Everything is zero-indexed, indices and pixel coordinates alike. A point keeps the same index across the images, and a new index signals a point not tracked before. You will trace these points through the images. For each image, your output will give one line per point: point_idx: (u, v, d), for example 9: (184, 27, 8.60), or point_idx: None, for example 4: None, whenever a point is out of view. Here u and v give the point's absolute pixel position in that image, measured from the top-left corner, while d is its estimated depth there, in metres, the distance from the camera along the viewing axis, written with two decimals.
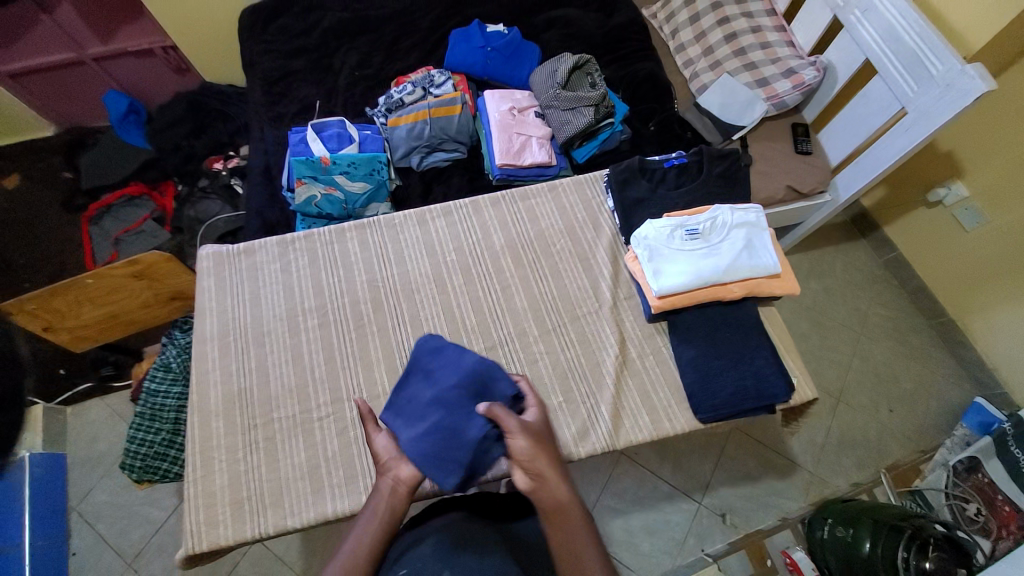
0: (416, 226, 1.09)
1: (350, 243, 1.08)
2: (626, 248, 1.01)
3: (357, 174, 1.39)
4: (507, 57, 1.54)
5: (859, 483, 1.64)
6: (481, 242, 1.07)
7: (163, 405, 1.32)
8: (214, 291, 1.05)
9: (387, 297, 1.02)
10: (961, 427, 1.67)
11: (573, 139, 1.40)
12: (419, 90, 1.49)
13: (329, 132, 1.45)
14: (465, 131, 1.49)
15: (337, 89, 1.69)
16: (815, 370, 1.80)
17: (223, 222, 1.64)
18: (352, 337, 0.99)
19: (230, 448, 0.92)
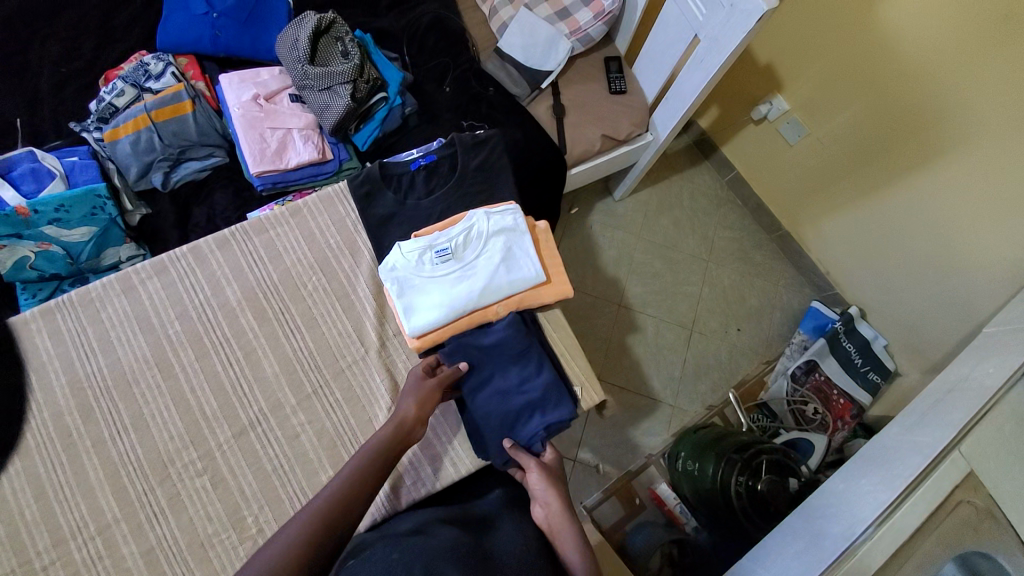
0: (122, 297, 0.87)
1: (38, 338, 0.84)
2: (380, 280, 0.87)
3: (73, 219, 1.08)
4: (243, 24, 1.21)
5: (713, 405, 1.74)
6: (211, 301, 0.87)
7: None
8: None
9: (98, 400, 0.82)
10: (799, 333, 1.77)
11: (342, 125, 1.16)
12: (131, 88, 1.15)
13: (18, 170, 1.10)
14: (210, 132, 1.19)
15: (39, 92, 1.28)
16: (672, 307, 1.83)
17: None
18: (62, 460, 0.79)
19: None
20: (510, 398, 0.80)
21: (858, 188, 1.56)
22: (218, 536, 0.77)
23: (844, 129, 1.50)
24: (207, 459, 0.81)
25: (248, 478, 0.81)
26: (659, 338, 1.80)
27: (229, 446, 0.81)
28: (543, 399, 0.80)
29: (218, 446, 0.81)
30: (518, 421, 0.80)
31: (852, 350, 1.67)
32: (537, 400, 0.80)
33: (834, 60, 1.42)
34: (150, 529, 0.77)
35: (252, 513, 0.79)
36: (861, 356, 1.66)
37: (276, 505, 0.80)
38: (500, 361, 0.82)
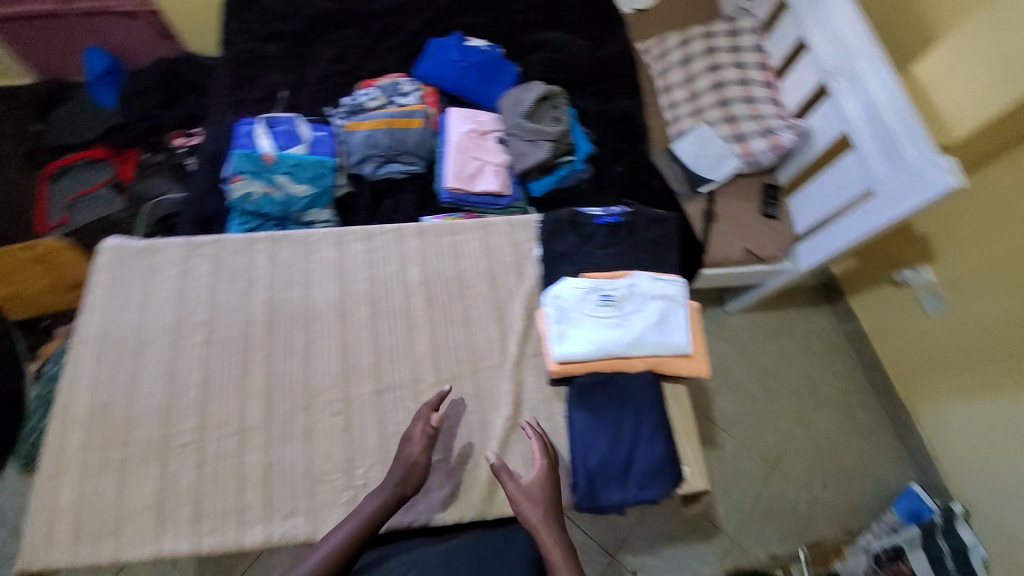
0: (331, 247, 1.04)
1: (259, 256, 1.02)
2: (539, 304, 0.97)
3: (301, 177, 1.34)
4: (481, 75, 1.49)
5: (777, 555, 1.60)
6: (395, 275, 1.02)
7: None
8: (106, 287, 0.96)
9: (282, 321, 0.96)
10: (891, 513, 1.56)
11: (528, 171, 1.34)
12: (383, 97, 1.45)
13: (280, 128, 1.38)
14: (423, 146, 1.43)
15: (307, 81, 1.63)
16: (758, 435, 1.75)
17: (170, 202, 1.60)
18: (236, 360, 0.92)
19: (83, 465, 0.83)
20: (623, 447, 0.85)
21: (996, 383, 1.45)
22: (329, 474, 0.85)
23: (995, 318, 1.43)
24: (346, 404, 0.90)
25: (371, 434, 0.88)
26: (734, 462, 1.71)
27: (366, 400, 0.91)
28: (645, 459, 0.85)
29: (358, 396, 0.91)
30: (620, 472, 0.84)
31: (947, 551, 1.40)
32: (644, 459, 0.85)
33: (997, 249, 1.39)
34: (279, 444, 0.86)
35: (362, 466, 0.86)
36: (954, 561, 1.38)
37: (387, 466, 0.86)
38: (624, 411, 0.87)
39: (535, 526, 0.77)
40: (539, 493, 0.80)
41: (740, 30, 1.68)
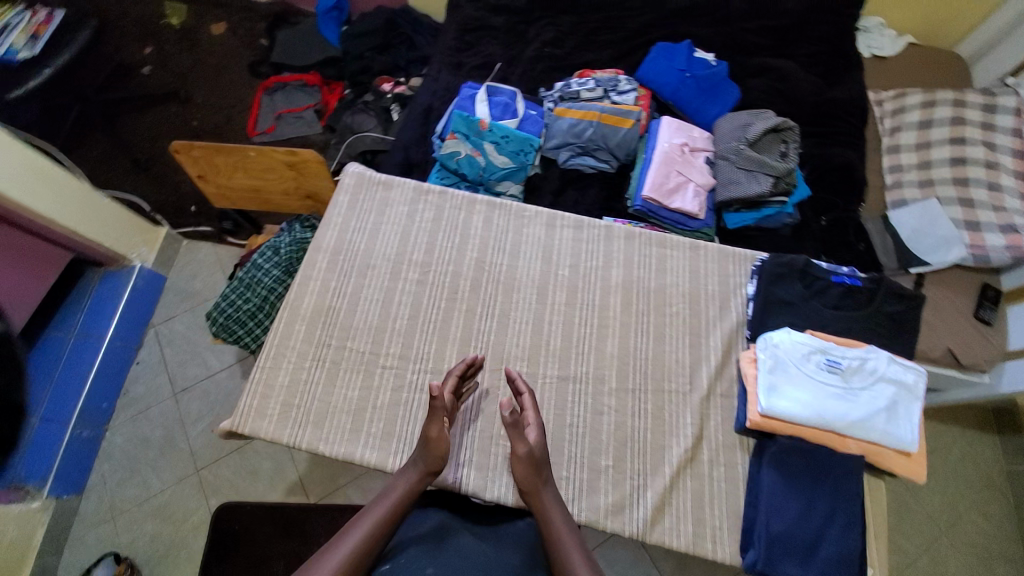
0: (542, 225, 1.06)
1: (476, 216, 1.06)
2: (747, 347, 0.94)
3: (505, 149, 1.37)
4: (702, 90, 1.43)
5: None
6: (598, 270, 1.02)
7: (271, 299, 1.35)
8: (346, 207, 1.07)
9: (487, 282, 1.00)
10: None
11: (733, 202, 1.28)
12: (600, 90, 1.43)
13: (497, 99, 1.41)
14: (625, 147, 1.39)
15: (521, 57, 1.67)
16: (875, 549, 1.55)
17: (371, 140, 1.75)
18: (441, 305, 0.98)
19: (302, 355, 0.95)
20: (812, 524, 0.80)
21: None
22: (502, 439, 0.89)
23: None
24: (530, 381, 0.93)
25: (548, 417, 0.90)
26: None
27: (549, 383, 0.93)
28: (833, 543, 0.79)
29: (543, 377, 0.93)
30: (802, 548, 0.79)
31: None
32: (833, 544, 0.79)
33: None
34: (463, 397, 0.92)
35: None
36: None
37: (557, 452, 0.88)
38: (821, 487, 0.81)
39: (540, 504, 0.76)
40: (541, 451, 0.80)
41: (997, 107, 1.44)
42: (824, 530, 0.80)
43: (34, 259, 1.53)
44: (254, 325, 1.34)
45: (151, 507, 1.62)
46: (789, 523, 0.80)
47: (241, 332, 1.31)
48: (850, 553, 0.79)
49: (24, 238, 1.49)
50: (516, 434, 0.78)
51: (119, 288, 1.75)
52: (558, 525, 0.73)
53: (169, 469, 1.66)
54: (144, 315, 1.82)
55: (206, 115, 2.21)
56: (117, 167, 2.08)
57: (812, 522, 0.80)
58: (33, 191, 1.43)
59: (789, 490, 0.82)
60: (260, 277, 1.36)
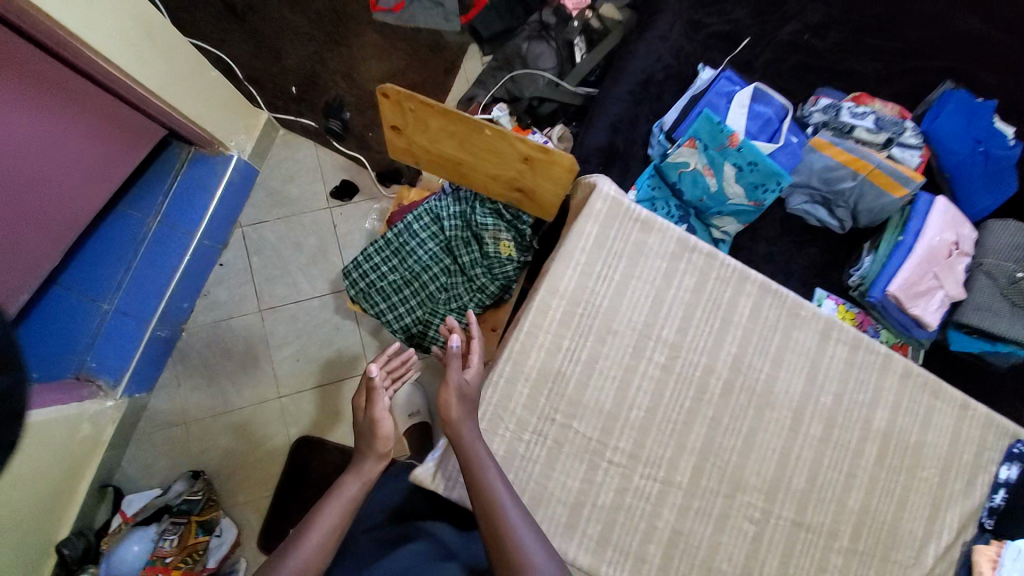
0: (816, 333, 0.88)
1: (744, 299, 0.86)
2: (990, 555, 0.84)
3: (745, 178, 1.09)
4: (991, 173, 1.15)
5: None
6: (864, 408, 0.89)
7: (419, 276, 1.16)
8: (592, 243, 0.84)
9: (741, 390, 0.85)
10: None
11: (978, 330, 1.11)
12: (883, 136, 1.13)
13: (761, 110, 1.10)
14: (875, 215, 1.16)
15: (774, 36, 1.27)
16: None
17: (544, 82, 1.42)
18: (685, 404, 0.83)
19: (521, 423, 0.80)
20: None
21: None
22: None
23: None
24: (763, 518, 0.84)
25: (771, 561, 0.83)
26: None
27: (780, 526, 0.84)
28: None
29: (779, 519, 0.84)
30: None
31: None
32: None
33: None
34: (691, 519, 0.82)
35: None
36: None
37: None
38: None
39: (458, 436, 0.74)
40: (472, 384, 0.79)
41: None
42: None
43: (125, 132, 1.18)
44: (395, 301, 1.16)
45: (228, 421, 1.55)
46: None
47: (382, 307, 1.14)
48: None
49: (114, 105, 1.13)
50: (448, 367, 0.79)
51: (212, 178, 1.47)
52: (482, 463, 0.73)
53: (250, 388, 1.57)
54: (233, 212, 1.58)
55: None
56: (204, 5, 1.65)
57: None
58: (134, 53, 1.05)
59: None
60: (412, 246, 1.15)
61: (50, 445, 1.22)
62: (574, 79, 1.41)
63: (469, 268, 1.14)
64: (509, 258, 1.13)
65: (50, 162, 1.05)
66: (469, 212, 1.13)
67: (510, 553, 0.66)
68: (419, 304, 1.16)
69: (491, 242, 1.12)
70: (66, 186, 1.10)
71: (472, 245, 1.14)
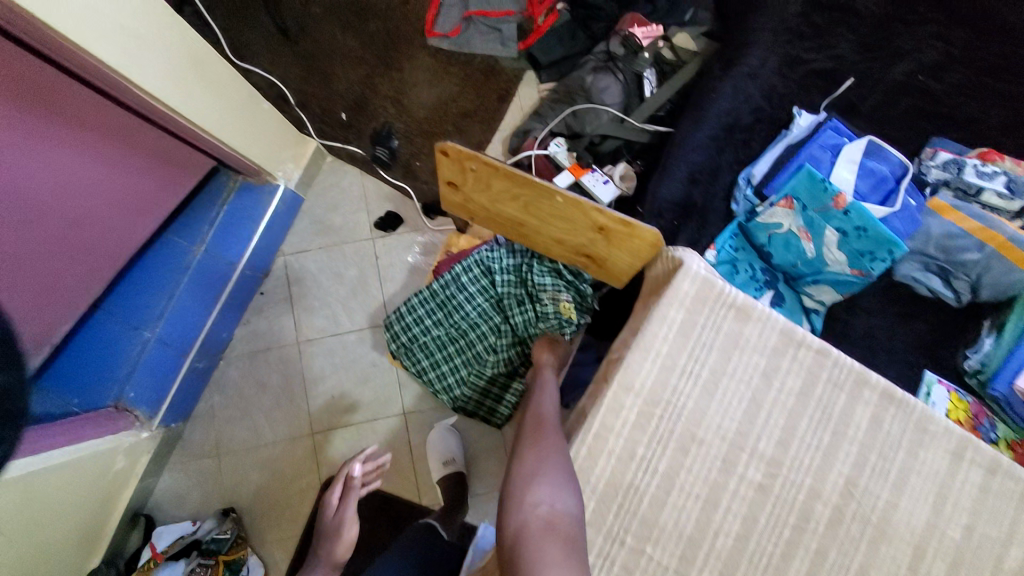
0: (946, 454, 0.73)
1: (858, 408, 0.72)
2: None
3: (851, 245, 0.93)
4: None
5: None
6: (1001, 549, 0.72)
7: (466, 332, 1.09)
8: (677, 331, 0.72)
9: (852, 519, 0.70)
10: None
11: None
12: (1017, 203, 0.97)
13: (873, 166, 0.95)
14: (995, 290, 0.97)
15: (881, 75, 1.10)
16: None
17: (608, 118, 1.30)
18: (783, 534, 0.69)
19: (585, 543, 0.69)
20: None
21: None
22: None
23: None
24: None
25: None
26: None
27: None
28: None
29: None
30: None
31: None
32: None
33: None
34: None
35: None
36: None
37: None
38: None
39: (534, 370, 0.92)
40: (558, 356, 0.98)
41: None
42: None
43: (170, 163, 1.14)
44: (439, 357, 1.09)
45: (260, 456, 1.49)
46: None
47: (423, 365, 1.08)
48: None
49: (161, 138, 1.08)
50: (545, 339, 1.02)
51: (256, 208, 1.41)
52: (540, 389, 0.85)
53: (283, 424, 1.51)
54: (275, 241, 1.53)
55: None
56: (260, 28, 1.63)
57: None
58: (184, 88, 1.00)
59: None
60: (461, 301, 1.08)
61: (81, 485, 1.16)
62: (642, 116, 1.28)
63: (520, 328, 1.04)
64: (564, 321, 1.01)
65: (96, 198, 1.01)
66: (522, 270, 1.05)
67: (526, 449, 0.71)
68: (463, 364, 1.08)
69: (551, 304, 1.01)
70: (113, 222, 1.07)
71: (525, 304, 1.04)
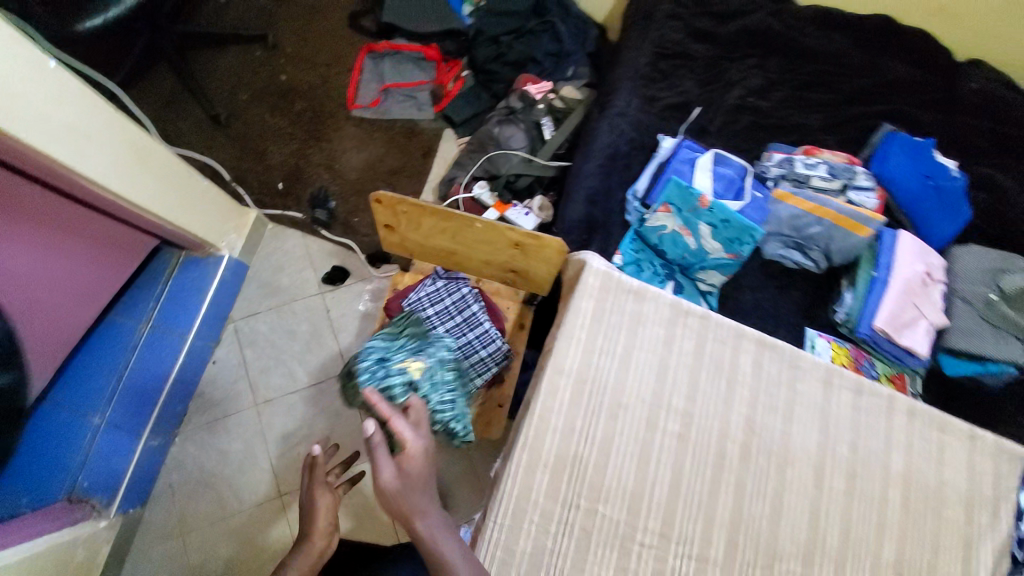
0: (817, 382, 0.89)
1: (743, 357, 0.89)
2: None
3: (721, 235, 1.15)
4: (945, 205, 1.23)
5: None
6: (879, 455, 0.87)
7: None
8: (590, 318, 0.87)
9: (758, 450, 0.84)
10: None
11: (968, 353, 1.14)
12: (837, 183, 1.22)
13: (723, 171, 1.20)
14: (846, 254, 1.22)
15: (721, 103, 1.40)
16: None
17: (518, 159, 1.51)
18: (707, 474, 0.82)
19: (545, 515, 0.77)
20: None
21: None
22: None
23: None
24: None
25: None
26: None
27: None
28: None
29: None
30: None
31: None
32: None
33: None
34: None
35: None
36: None
37: None
38: None
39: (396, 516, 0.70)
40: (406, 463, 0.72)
41: None
42: None
43: (118, 247, 1.20)
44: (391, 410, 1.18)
45: (225, 529, 1.44)
46: None
47: None
48: None
49: (109, 224, 1.15)
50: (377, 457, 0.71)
51: (204, 279, 1.47)
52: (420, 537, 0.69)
53: (247, 492, 1.47)
54: (224, 309, 1.57)
55: (297, 69, 1.85)
56: (189, 115, 1.74)
57: None
58: (131, 177, 1.09)
59: None
60: None
61: None
62: (546, 154, 1.50)
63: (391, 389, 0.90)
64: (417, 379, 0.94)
65: (44, 287, 1.05)
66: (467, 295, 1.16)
67: None
68: None
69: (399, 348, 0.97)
70: (62, 309, 1.09)
71: None
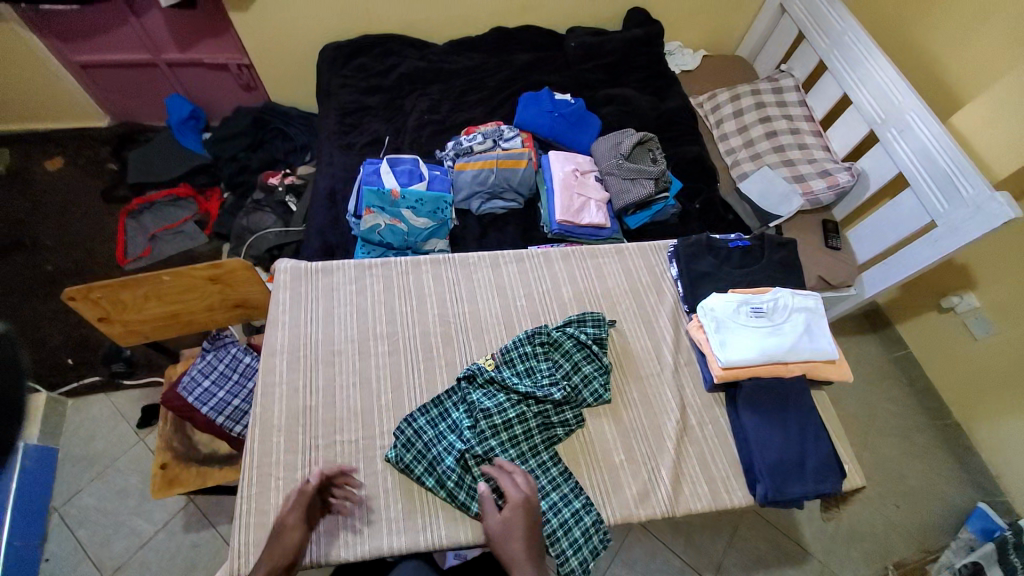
0: (487, 266, 1.14)
1: (425, 275, 1.12)
2: (697, 323, 1.06)
3: (422, 211, 1.45)
4: (571, 124, 1.67)
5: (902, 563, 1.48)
6: (552, 293, 1.12)
7: (213, 429, 1.19)
8: (289, 302, 1.05)
9: (458, 333, 1.04)
10: (966, 530, 1.49)
11: (629, 207, 1.50)
12: (489, 142, 1.60)
13: (402, 168, 1.52)
14: (526, 185, 1.55)
15: (406, 128, 1.77)
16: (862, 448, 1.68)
17: (273, 235, 1.71)
18: (421, 367, 1.00)
19: (289, 466, 0.88)
20: (795, 449, 0.92)
21: None
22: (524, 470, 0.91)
23: None
24: None
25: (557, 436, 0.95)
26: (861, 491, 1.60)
27: None
28: (797, 419, 0.95)
29: None
30: (783, 470, 0.91)
31: None
32: (797, 422, 0.95)
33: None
34: None
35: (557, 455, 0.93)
36: None
37: (576, 466, 0.92)
38: (768, 404, 0.96)
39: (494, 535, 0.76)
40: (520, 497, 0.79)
41: (783, 87, 1.85)
42: (799, 432, 0.94)
43: None
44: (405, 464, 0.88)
45: None
46: (766, 449, 0.92)
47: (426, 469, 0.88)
48: (824, 456, 0.93)
49: None
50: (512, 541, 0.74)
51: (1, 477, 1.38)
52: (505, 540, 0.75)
53: None
54: (43, 500, 1.49)
55: (61, 255, 1.95)
56: None
57: (796, 434, 0.94)
58: None
59: (757, 422, 0.95)
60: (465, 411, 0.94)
61: None
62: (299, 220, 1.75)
63: (522, 456, 0.90)
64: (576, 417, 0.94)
65: None
66: (237, 351, 1.24)
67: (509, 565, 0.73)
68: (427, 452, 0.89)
69: (539, 377, 0.96)
70: None
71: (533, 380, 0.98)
